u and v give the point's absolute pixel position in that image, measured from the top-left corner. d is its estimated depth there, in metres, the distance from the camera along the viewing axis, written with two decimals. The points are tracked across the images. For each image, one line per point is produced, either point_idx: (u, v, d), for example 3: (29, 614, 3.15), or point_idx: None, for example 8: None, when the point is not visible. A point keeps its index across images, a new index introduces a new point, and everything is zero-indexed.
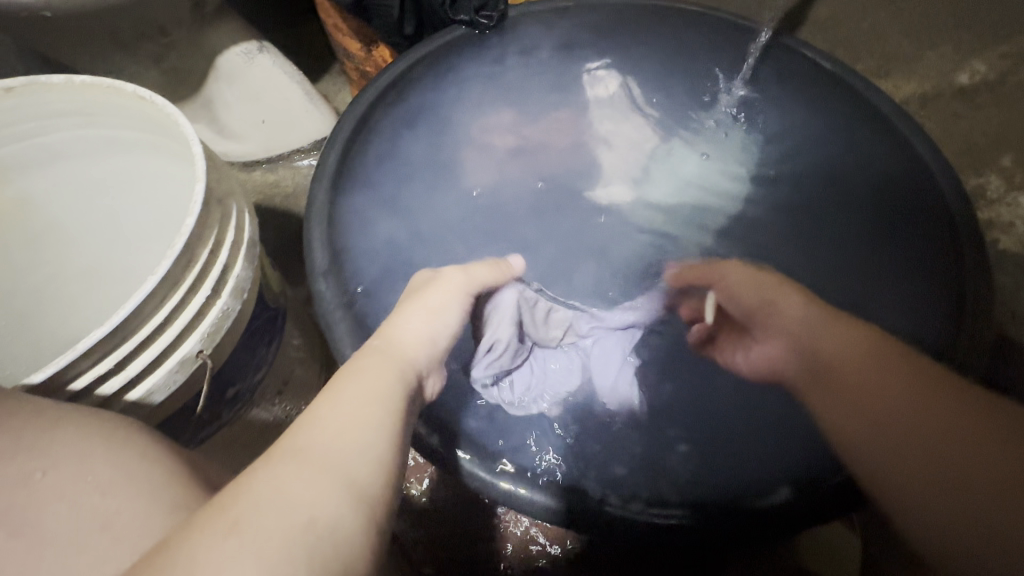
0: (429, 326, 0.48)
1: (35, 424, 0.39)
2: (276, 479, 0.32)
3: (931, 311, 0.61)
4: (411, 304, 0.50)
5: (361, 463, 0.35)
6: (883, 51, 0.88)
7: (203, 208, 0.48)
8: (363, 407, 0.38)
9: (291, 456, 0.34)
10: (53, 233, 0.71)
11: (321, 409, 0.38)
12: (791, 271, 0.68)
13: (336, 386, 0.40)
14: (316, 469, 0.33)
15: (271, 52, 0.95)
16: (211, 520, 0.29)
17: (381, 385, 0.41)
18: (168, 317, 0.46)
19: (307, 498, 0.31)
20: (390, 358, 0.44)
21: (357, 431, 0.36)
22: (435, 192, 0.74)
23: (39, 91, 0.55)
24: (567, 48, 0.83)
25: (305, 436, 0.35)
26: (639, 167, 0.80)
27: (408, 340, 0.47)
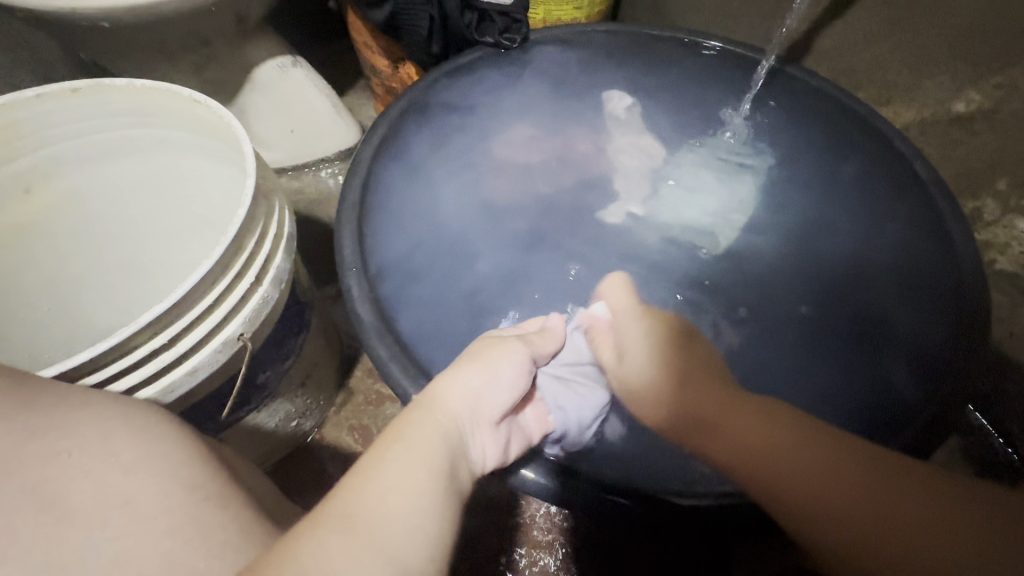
0: (478, 385, 0.48)
1: (64, 401, 0.40)
2: (321, 550, 0.30)
3: (918, 319, 0.64)
4: (465, 361, 0.50)
5: (401, 535, 0.33)
6: (883, 79, 0.91)
7: (252, 202, 0.52)
8: (405, 473, 0.37)
9: (336, 529, 0.32)
10: (100, 226, 0.75)
11: (364, 476, 0.36)
12: (791, 276, 0.75)
13: (379, 447, 0.39)
14: (357, 541, 0.31)
15: (304, 66, 1.02)
16: None
17: (421, 447, 0.40)
18: (218, 299, 0.49)
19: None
20: (433, 419, 0.43)
21: (399, 501, 0.35)
22: (457, 203, 0.78)
23: (103, 93, 0.61)
24: (587, 67, 0.87)
25: (349, 503, 0.34)
26: (654, 179, 0.85)
27: (459, 407, 0.46)
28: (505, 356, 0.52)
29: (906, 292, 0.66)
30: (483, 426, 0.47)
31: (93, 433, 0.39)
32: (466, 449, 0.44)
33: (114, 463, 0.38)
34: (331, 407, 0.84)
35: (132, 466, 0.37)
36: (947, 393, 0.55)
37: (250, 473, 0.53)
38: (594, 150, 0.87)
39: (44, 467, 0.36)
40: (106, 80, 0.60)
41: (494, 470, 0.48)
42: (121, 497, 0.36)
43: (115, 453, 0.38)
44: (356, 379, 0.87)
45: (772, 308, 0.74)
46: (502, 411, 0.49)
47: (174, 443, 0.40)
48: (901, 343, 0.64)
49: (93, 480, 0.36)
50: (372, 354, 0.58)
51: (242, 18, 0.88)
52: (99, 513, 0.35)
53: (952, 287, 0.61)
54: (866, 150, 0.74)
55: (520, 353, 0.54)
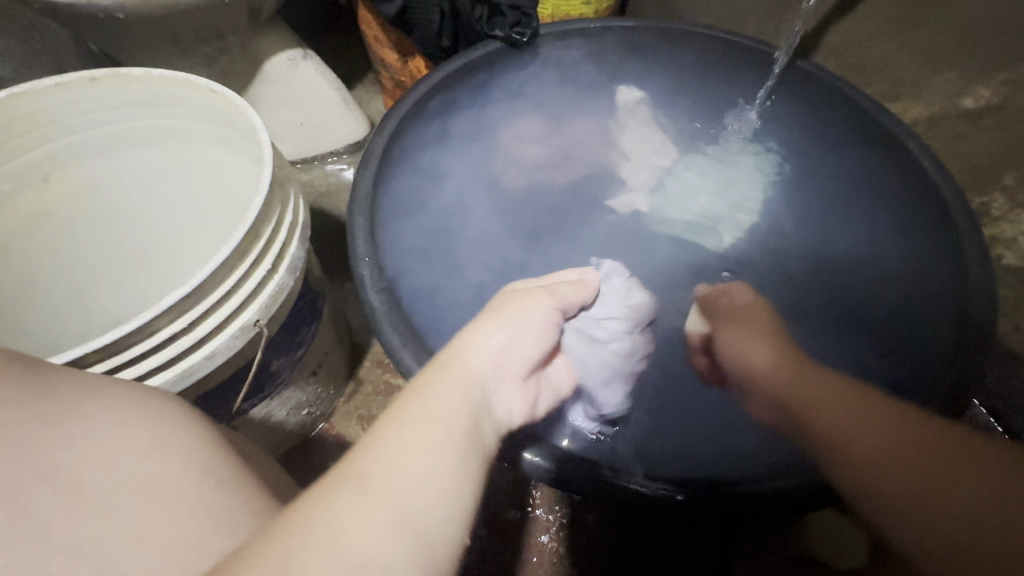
0: (504, 343, 0.48)
1: (77, 390, 0.40)
2: (332, 511, 0.31)
3: (925, 317, 0.64)
4: (488, 316, 0.49)
5: (417, 494, 0.33)
6: (892, 75, 0.91)
7: (269, 190, 0.53)
8: (424, 433, 0.37)
9: (350, 489, 0.32)
10: (115, 216, 0.76)
11: (385, 431, 0.36)
12: (801, 262, 0.75)
13: (398, 406, 0.39)
14: (372, 498, 0.32)
15: (314, 60, 1.03)
16: (271, 545, 0.29)
17: (441, 407, 0.39)
18: (235, 285, 0.50)
19: (361, 534, 0.30)
20: (455, 376, 0.43)
21: (418, 457, 0.35)
22: (469, 196, 0.78)
23: (120, 82, 0.62)
24: (600, 60, 0.88)
25: (364, 462, 0.34)
26: (666, 170, 0.85)
27: (485, 365, 0.45)
28: (531, 313, 0.52)
29: (920, 282, 0.66)
30: (508, 383, 0.48)
31: (115, 417, 0.40)
32: (491, 407, 0.44)
33: (127, 450, 0.38)
34: (341, 397, 0.85)
35: (146, 453, 0.38)
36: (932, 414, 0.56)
37: (261, 461, 0.53)
38: (607, 142, 0.87)
39: (55, 455, 0.37)
40: (124, 69, 0.61)
41: (521, 423, 0.50)
42: (137, 482, 0.37)
43: (127, 441, 0.39)
44: (365, 369, 0.88)
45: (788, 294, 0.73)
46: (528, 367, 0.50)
47: (187, 429, 0.41)
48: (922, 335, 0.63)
49: (118, 461, 0.37)
50: (384, 341, 0.59)
51: (255, 11, 0.89)
52: (125, 492, 0.36)
53: (961, 306, 0.61)
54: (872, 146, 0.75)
55: (547, 307, 0.54)
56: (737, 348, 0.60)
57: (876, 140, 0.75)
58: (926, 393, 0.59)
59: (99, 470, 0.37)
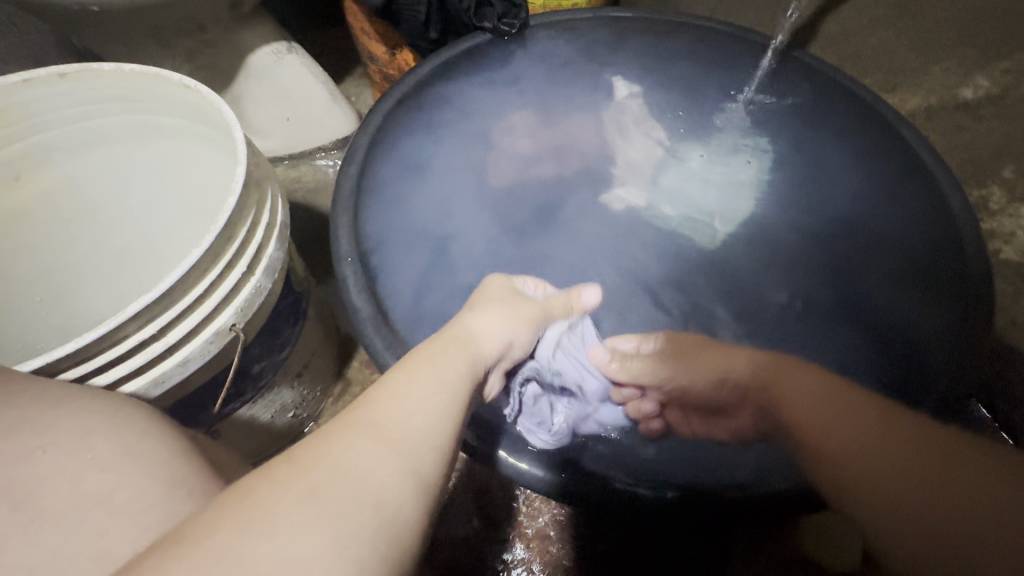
0: (511, 332, 0.53)
1: (42, 399, 0.39)
2: (349, 450, 0.33)
3: (925, 318, 0.62)
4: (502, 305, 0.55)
5: (424, 451, 0.35)
6: (890, 65, 0.90)
7: (243, 189, 0.52)
8: (430, 396, 0.39)
9: (360, 435, 0.34)
10: (94, 215, 0.75)
11: (386, 390, 0.39)
12: (787, 251, 0.72)
13: (405, 370, 0.42)
14: (385, 445, 0.34)
15: (299, 53, 1.00)
16: (294, 476, 0.30)
17: (447, 374, 0.43)
18: (207, 289, 0.49)
19: (378, 475, 0.32)
20: (454, 344, 0.47)
21: (423, 415, 0.37)
22: (456, 194, 0.76)
23: (91, 77, 0.60)
24: (595, 52, 0.86)
25: (372, 416, 0.36)
26: (659, 164, 0.82)
27: (485, 343, 0.50)
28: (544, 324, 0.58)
29: (920, 280, 0.64)
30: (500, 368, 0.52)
31: (83, 425, 0.39)
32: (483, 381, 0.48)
33: (92, 461, 0.37)
34: (329, 398, 0.83)
35: (113, 464, 0.37)
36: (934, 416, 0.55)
37: (240, 467, 0.52)
38: (600, 135, 0.84)
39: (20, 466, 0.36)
40: (94, 64, 0.59)
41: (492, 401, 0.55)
42: (101, 496, 0.35)
43: (94, 451, 0.37)
44: (354, 368, 0.86)
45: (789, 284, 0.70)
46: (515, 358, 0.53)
47: (159, 438, 0.40)
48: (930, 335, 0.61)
49: (81, 473, 0.36)
50: (367, 345, 0.58)
51: (236, 2, 0.87)
52: (89, 504, 0.35)
53: (961, 312, 0.60)
54: (871, 137, 0.74)
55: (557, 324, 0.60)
56: (712, 380, 0.57)
57: (881, 133, 0.73)
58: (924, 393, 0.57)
59: (65, 483, 0.36)
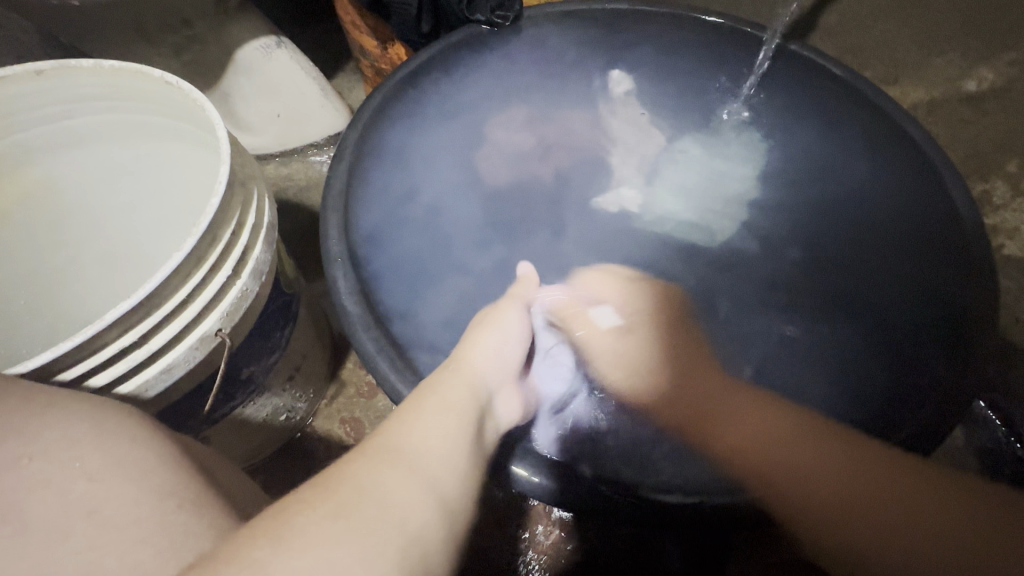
0: (512, 346, 0.56)
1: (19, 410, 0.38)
2: (370, 474, 0.36)
3: (914, 315, 0.62)
4: (500, 326, 0.57)
5: (445, 475, 0.39)
6: (892, 57, 0.89)
7: (227, 189, 0.50)
8: (447, 421, 0.43)
9: (382, 458, 0.38)
10: (77, 216, 0.73)
11: (405, 418, 0.42)
12: (784, 247, 0.72)
13: (423, 397, 0.45)
14: (404, 469, 0.37)
15: (289, 47, 0.97)
16: (321, 497, 0.33)
17: (462, 398, 0.46)
18: (191, 294, 0.47)
19: (402, 498, 0.35)
20: (464, 373, 0.49)
21: (440, 439, 0.41)
22: (446, 194, 0.74)
23: (68, 74, 0.58)
24: (591, 45, 0.83)
25: (390, 440, 0.40)
26: (653, 162, 0.81)
27: (488, 359, 0.53)
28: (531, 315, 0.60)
29: (916, 276, 0.64)
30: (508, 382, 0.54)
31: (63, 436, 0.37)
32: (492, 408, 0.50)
33: (71, 474, 0.35)
34: (323, 400, 0.82)
35: (93, 477, 0.35)
36: (931, 416, 0.54)
37: (231, 474, 0.51)
38: (595, 131, 0.83)
39: None
40: (71, 61, 0.57)
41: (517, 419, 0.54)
42: (76, 513, 0.34)
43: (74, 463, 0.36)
44: (348, 369, 0.85)
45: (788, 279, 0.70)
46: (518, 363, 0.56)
47: (143, 448, 0.38)
48: (923, 329, 0.60)
49: (60, 485, 0.35)
50: (359, 348, 0.56)
51: None
52: (68, 520, 0.34)
53: (953, 305, 0.59)
54: (862, 131, 0.72)
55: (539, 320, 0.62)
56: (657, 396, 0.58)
57: (873, 124, 0.72)
58: (913, 395, 0.57)
59: (43, 497, 0.34)
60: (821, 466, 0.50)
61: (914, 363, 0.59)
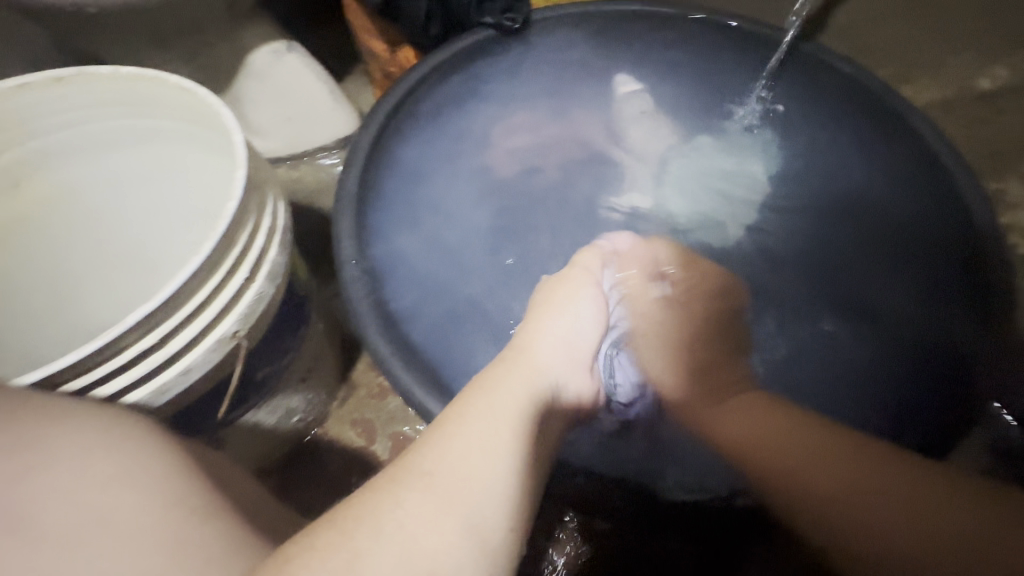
0: (570, 328, 0.57)
1: (40, 414, 0.38)
2: (399, 507, 0.34)
3: (921, 317, 0.64)
4: (550, 309, 0.59)
5: (485, 505, 0.36)
6: (904, 56, 0.88)
7: (244, 194, 0.50)
8: (492, 436, 0.40)
9: (414, 486, 0.36)
10: (94, 220, 0.74)
11: (445, 433, 0.40)
12: (795, 247, 0.76)
13: (470, 407, 0.43)
14: (436, 501, 0.35)
15: (300, 51, 0.98)
16: (342, 535, 0.33)
17: (510, 409, 0.43)
18: (208, 297, 0.48)
19: (426, 541, 0.33)
20: (522, 379, 0.48)
21: (482, 455, 0.38)
22: (456, 198, 0.75)
23: (87, 81, 0.59)
24: (604, 43, 0.81)
25: (427, 463, 0.38)
26: (661, 164, 0.83)
27: (545, 354, 0.53)
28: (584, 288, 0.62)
29: (924, 279, 0.65)
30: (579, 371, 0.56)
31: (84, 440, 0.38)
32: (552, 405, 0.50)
33: (93, 477, 0.36)
34: (334, 401, 0.82)
35: (115, 480, 0.36)
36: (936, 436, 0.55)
37: (247, 477, 0.51)
38: (600, 135, 0.84)
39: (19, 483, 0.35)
40: (90, 68, 0.58)
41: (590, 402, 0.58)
42: (97, 516, 0.34)
43: (96, 467, 0.37)
44: (360, 371, 0.85)
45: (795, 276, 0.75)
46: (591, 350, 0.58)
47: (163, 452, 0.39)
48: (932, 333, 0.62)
49: (78, 491, 0.35)
50: (372, 350, 0.56)
51: None
52: (89, 524, 0.34)
53: (965, 307, 0.59)
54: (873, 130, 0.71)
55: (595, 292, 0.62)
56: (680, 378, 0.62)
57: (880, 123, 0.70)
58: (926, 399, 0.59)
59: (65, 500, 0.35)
60: (807, 455, 0.51)
61: (924, 368, 0.61)
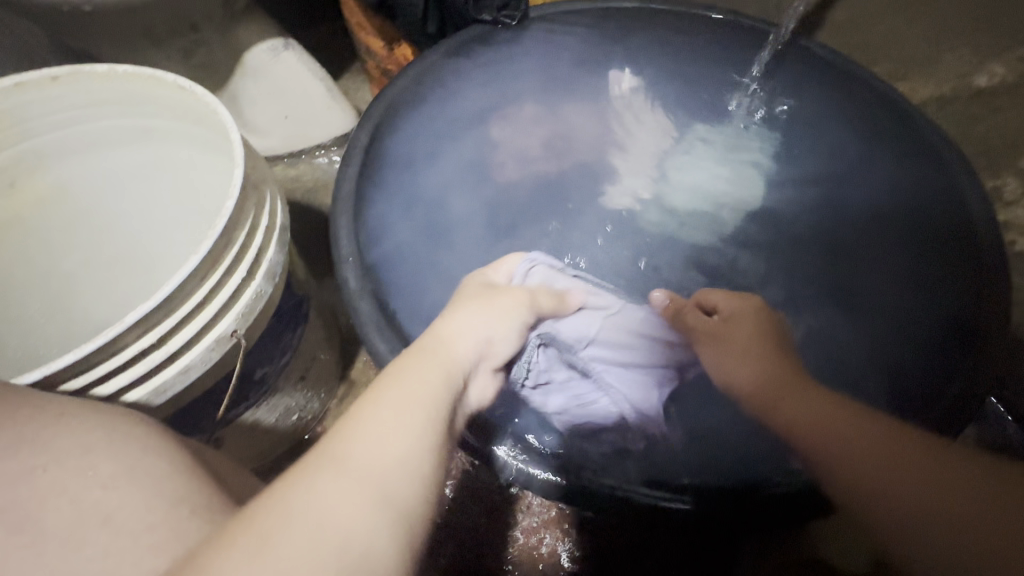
0: (489, 330, 0.52)
1: (36, 417, 0.38)
2: (310, 490, 0.33)
3: (939, 312, 0.60)
4: (473, 304, 0.54)
5: (398, 477, 0.36)
6: (901, 52, 0.89)
7: (241, 193, 0.50)
8: (407, 419, 0.39)
9: (324, 471, 0.35)
10: (90, 220, 0.74)
11: (357, 419, 0.39)
12: (812, 238, 0.69)
13: (377, 392, 0.41)
14: (347, 480, 0.34)
15: (296, 49, 0.98)
16: (243, 530, 0.31)
17: (426, 388, 0.43)
18: (207, 296, 0.48)
19: (340, 518, 0.32)
20: (433, 359, 0.46)
21: (394, 438, 0.38)
22: (454, 194, 0.73)
23: (82, 80, 0.59)
24: (598, 45, 0.83)
25: (341, 449, 0.36)
26: (663, 157, 0.80)
27: (463, 342, 0.49)
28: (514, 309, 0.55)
29: (929, 274, 0.62)
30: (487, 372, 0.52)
31: (82, 442, 0.38)
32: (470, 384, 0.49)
33: (90, 479, 0.36)
34: (333, 400, 0.82)
35: (112, 482, 0.36)
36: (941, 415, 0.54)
37: (244, 477, 0.51)
38: (600, 123, 0.82)
39: (16, 485, 0.35)
40: (85, 67, 0.58)
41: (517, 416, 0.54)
42: (93, 517, 0.34)
43: (92, 468, 0.37)
44: (358, 369, 0.85)
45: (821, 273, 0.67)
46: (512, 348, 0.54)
47: (161, 453, 0.39)
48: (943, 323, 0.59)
49: (76, 494, 0.35)
50: (371, 348, 0.57)
51: None
52: (88, 524, 0.34)
53: (975, 303, 0.58)
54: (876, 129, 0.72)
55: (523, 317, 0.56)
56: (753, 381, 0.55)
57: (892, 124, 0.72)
58: (929, 391, 0.56)
59: (62, 502, 0.35)
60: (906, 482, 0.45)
61: (934, 362, 0.57)
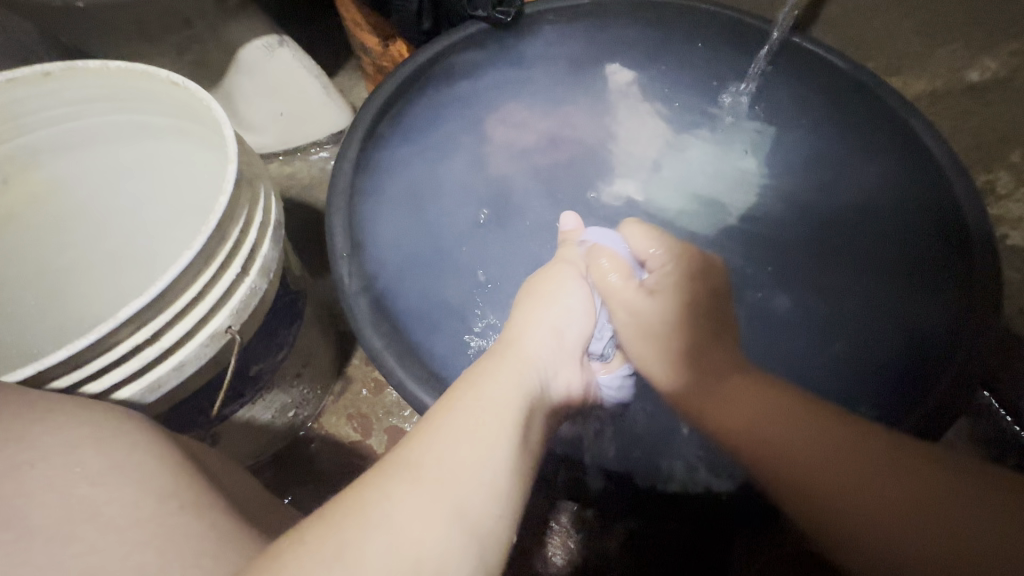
0: (556, 322, 0.57)
1: (25, 414, 0.38)
2: (389, 495, 0.36)
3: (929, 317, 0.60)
4: (536, 303, 0.58)
5: (474, 489, 0.38)
6: (894, 48, 0.89)
7: (235, 189, 0.50)
8: (487, 430, 0.42)
9: (403, 476, 0.38)
10: (85, 217, 0.74)
11: (437, 423, 0.42)
12: (799, 238, 0.73)
13: (454, 402, 0.44)
14: (426, 487, 0.37)
15: (290, 46, 0.96)
16: (334, 528, 0.34)
17: (508, 397, 0.46)
18: (200, 292, 0.48)
19: (416, 527, 0.35)
20: (511, 369, 0.49)
21: (472, 445, 0.41)
22: (451, 194, 0.74)
23: (75, 76, 0.59)
24: (598, 41, 0.81)
25: (420, 454, 0.39)
26: (659, 154, 0.83)
27: (532, 346, 0.54)
28: (567, 289, 0.61)
29: (921, 276, 0.63)
30: (562, 365, 0.56)
31: (72, 438, 0.38)
32: (543, 397, 0.51)
33: (79, 475, 0.36)
34: (329, 397, 0.82)
35: (101, 477, 0.36)
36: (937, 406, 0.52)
37: (238, 474, 0.51)
38: (597, 127, 0.84)
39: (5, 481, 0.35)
40: (78, 62, 0.58)
41: (578, 395, 0.58)
42: (82, 512, 0.34)
43: (81, 465, 0.37)
44: (355, 366, 0.85)
45: (801, 270, 0.71)
46: (581, 342, 0.59)
47: (151, 450, 0.39)
48: (932, 329, 0.59)
49: (66, 489, 0.35)
50: (366, 345, 0.56)
51: None
52: (79, 520, 0.34)
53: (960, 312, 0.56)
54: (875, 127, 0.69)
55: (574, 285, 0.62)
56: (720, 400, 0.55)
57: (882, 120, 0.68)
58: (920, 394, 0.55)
59: (50, 497, 0.35)
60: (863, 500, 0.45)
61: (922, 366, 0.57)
